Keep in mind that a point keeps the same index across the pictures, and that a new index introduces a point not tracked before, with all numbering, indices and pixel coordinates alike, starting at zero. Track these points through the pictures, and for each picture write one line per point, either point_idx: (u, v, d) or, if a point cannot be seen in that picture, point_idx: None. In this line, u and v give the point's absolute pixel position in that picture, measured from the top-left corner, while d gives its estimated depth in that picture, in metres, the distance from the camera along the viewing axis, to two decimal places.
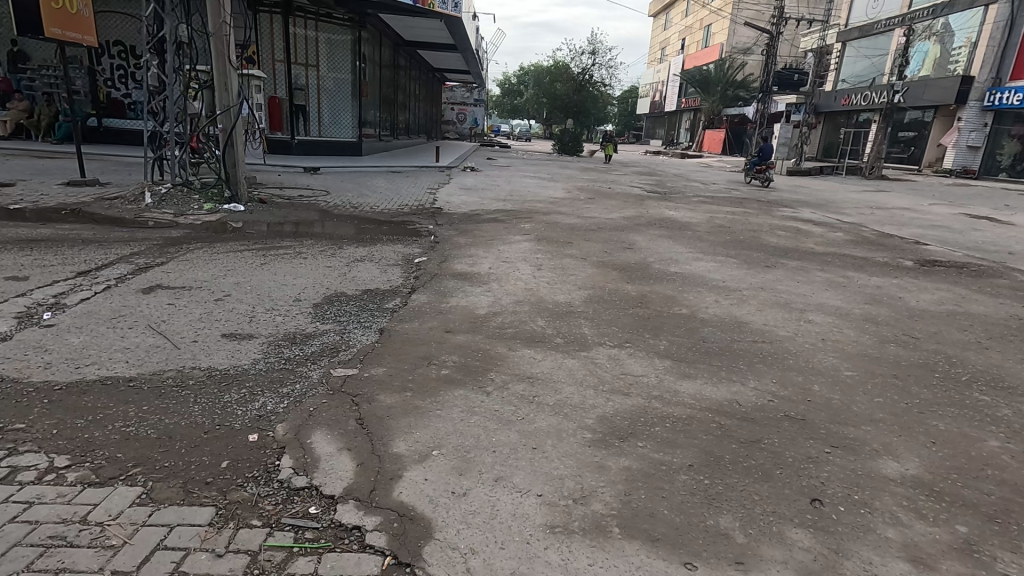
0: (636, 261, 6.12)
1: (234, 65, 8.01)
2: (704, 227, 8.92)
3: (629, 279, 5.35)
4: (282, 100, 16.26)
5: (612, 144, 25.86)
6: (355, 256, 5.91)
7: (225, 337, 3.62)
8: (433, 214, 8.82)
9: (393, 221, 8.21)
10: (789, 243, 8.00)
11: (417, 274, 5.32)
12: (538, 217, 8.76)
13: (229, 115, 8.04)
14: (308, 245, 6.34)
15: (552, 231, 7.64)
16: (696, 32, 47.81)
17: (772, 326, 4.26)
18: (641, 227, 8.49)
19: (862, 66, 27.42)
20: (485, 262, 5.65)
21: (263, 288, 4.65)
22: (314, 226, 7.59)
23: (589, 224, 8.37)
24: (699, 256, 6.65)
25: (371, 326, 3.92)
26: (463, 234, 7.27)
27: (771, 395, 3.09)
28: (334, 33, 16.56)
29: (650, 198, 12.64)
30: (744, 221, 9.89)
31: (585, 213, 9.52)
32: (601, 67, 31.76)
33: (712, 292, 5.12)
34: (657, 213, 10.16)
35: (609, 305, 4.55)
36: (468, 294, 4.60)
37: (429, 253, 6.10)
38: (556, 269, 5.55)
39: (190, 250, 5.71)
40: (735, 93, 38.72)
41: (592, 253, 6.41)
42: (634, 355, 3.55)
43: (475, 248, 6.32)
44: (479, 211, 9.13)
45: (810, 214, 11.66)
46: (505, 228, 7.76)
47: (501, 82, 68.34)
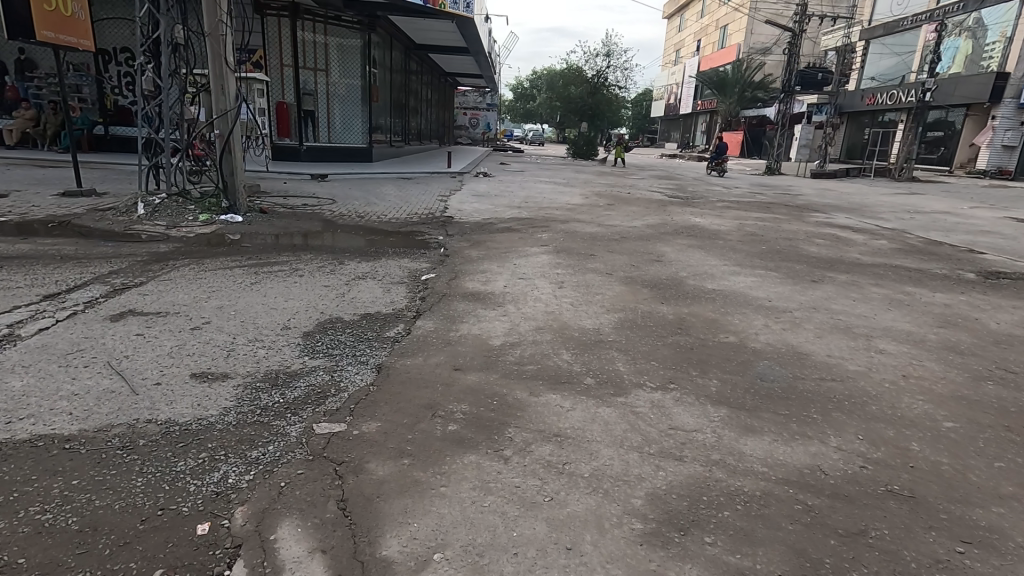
0: (667, 277, 5.50)
1: (232, 67, 7.55)
2: (736, 235, 8.27)
3: (662, 299, 4.74)
4: (291, 105, 15.88)
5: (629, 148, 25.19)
6: (356, 272, 5.37)
7: (195, 379, 3.07)
8: (443, 224, 8.28)
9: (401, 232, 7.69)
10: (832, 252, 7.33)
11: (423, 293, 4.75)
12: (555, 226, 8.19)
13: (226, 120, 7.58)
14: (306, 259, 5.80)
15: (572, 242, 7.07)
16: (712, 33, 47.06)
17: (839, 358, 3.61)
18: (667, 236, 7.87)
19: (888, 64, 26.50)
20: (500, 279, 5.07)
21: (250, 312, 4.11)
22: (316, 237, 7.08)
23: (611, 234, 7.77)
24: (736, 269, 6.01)
25: (368, 361, 3.35)
26: (475, 246, 6.72)
27: (862, 459, 2.45)
28: (344, 37, 16.19)
29: (672, 203, 12.00)
30: (776, 228, 9.22)
31: (606, 221, 8.93)
32: (616, 70, 31.15)
33: (759, 314, 4.48)
34: (683, 220, 9.52)
35: (643, 331, 3.94)
36: (480, 320, 4.01)
37: (437, 268, 5.54)
38: (579, 287, 4.95)
39: (176, 266, 5.22)
40: (754, 94, 37.85)
41: (618, 267, 5.81)
42: (681, 401, 2.93)
43: (488, 262, 5.75)
44: (492, 220, 8.58)
45: (845, 219, 10.96)
46: (521, 238, 7.19)
47: (513, 87, 68.04)
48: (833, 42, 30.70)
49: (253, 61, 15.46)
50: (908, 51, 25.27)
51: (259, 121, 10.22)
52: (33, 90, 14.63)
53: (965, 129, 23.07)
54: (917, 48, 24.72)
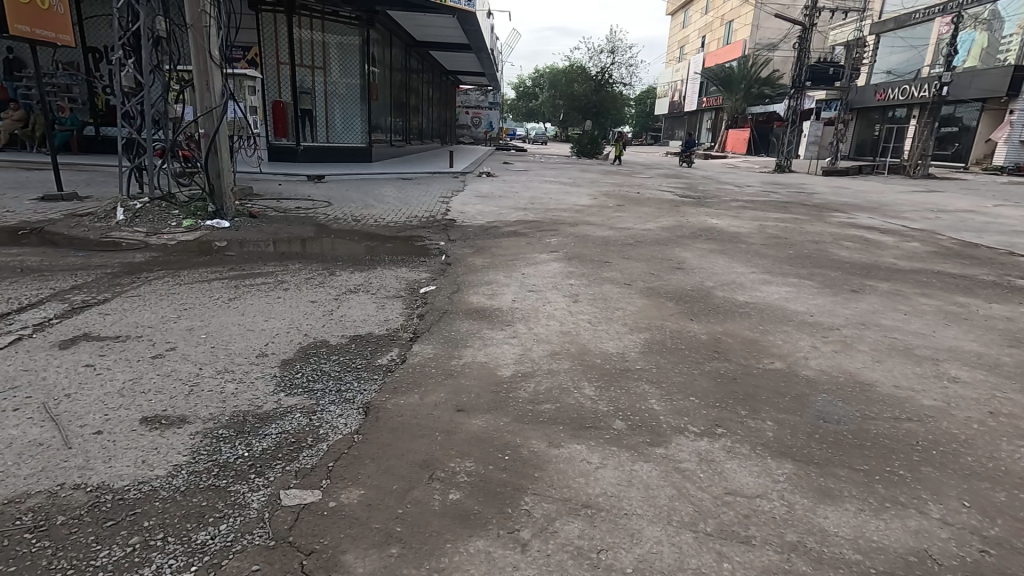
0: (692, 287, 4.96)
1: (218, 61, 7.04)
2: (758, 238, 7.73)
3: (691, 315, 4.20)
4: (287, 104, 15.39)
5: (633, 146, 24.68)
6: (349, 284, 4.86)
7: (145, 425, 2.55)
8: (445, 227, 7.76)
9: (400, 236, 7.17)
10: (864, 256, 6.79)
11: (422, 309, 4.22)
12: (565, 229, 7.67)
13: (212, 119, 7.05)
14: (295, 270, 5.28)
15: (584, 247, 6.53)
16: (717, 29, 46.41)
17: (908, 390, 3.07)
18: (685, 239, 7.32)
19: (900, 58, 25.87)
20: (508, 292, 4.55)
21: (223, 336, 3.59)
22: (308, 244, 6.57)
23: (625, 238, 7.23)
24: (767, 277, 5.47)
25: (354, 400, 2.83)
26: (481, 253, 6.20)
27: (978, 539, 1.92)
28: (342, 34, 15.67)
29: (685, 203, 11.43)
30: (799, 230, 8.66)
31: (618, 223, 8.40)
32: (621, 67, 30.59)
33: (803, 332, 3.94)
34: (699, 222, 8.96)
35: (675, 357, 3.41)
36: (487, 343, 3.49)
37: (438, 279, 5.02)
38: (597, 301, 4.43)
39: (149, 280, 4.70)
40: (760, 90, 37.20)
41: (638, 277, 5.27)
42: (734, 452, 2.40)
43: (494, 272, 5.24)
44: (496, 223, 8.07)
45: (868, 219, 10.39)
46: (529, 244, 6.66)
47: (515, 86, 67.53)
48: (843, 36, 30.05)
49: (247, 58, 14.89)
50: (921, 45, 24.63)
51: (250, 121, 9.69)
52: (22, 90, 14.17)
53: (980, 124, 22.46)
54: (930, 41, 24.11)
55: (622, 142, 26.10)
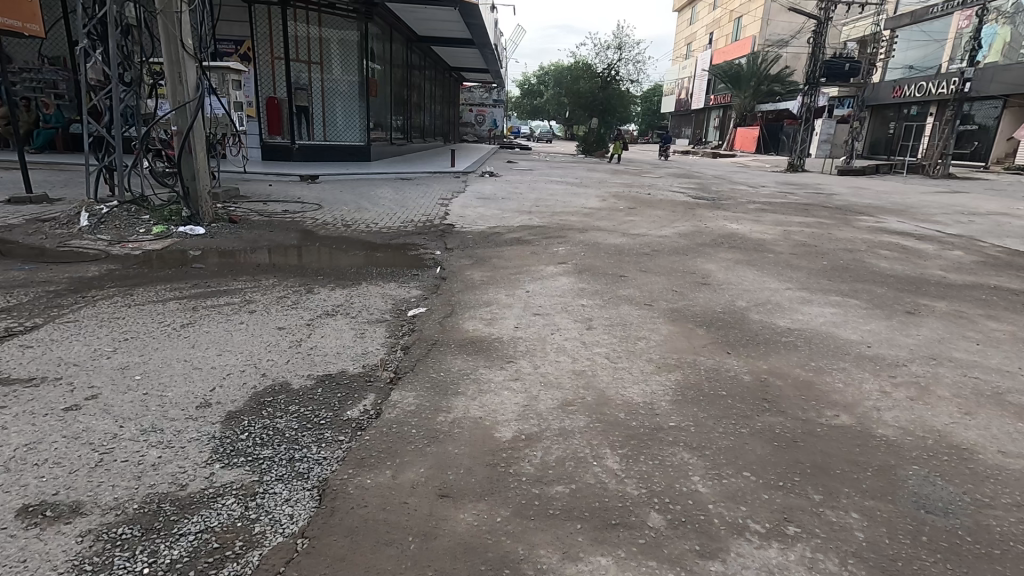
0: (723, 309, 4.30)
1: (191, 50, 6.37)
2: (785, 246, 7.05)
3: (726, 347, 3.53)
4: (282, 101, 14.77)
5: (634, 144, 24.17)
6: (329, 305, 4.22)
7: (21, 521, 1.90)
8: (443, 233, 7.12)
9: (392, 244, 6.53)
10: (906, 268, 6.10)
11: (408, 339, 3.56)
12: (573, 236, 7.02)
13: (185, 114, 6.37)
14: (268, 286, 4.63)
15: (596, 257, 5.87)
16: (725, 25, 45.51)
17: (1020, 459, 2.39)
18: (706, 248, 6.66)
19: (919, 53, 24.99)
20: (510, 317, 3.90)
21: (161, 378, 2.94)
22: (290, 254, 5.93)
23: (640, 246, 6.57)
24: (805, 295, 4.81)
25: (308, 477, 2.18)
26: (481, 264, 5.54)
27: None
28: (339, 27, 14.98)
29: (699, 205, 10.76)
30: (828, 236, 7.97)
31: (629, 228, 7.75)
32: (628, 63, 29.84)
33: (864, 370, 3.27)
34: (718, 227, 8.28)
35: (717, 409, 2.73)
36: (482, 390, 2.83)
37: (430, 299, 4.37)
38: (616, 328, 3.76)
39: (95, 300, 4.06)
40: (770, 88, 36.44)
41: (659, 296, 4.60)
42: (821, 573, 1.73)
43: (494, 290, 4.58)
44: (498, 228, 7.42)
45: (898, 223, 9.69)
46: (534, 254, 6.01)
47: (520, 84, 66.79)
48: (860, 28, 28.99)
49: (241, 52, 14.38)
50: (941, 39, 23.71)
51: (236, 118, 9.03)
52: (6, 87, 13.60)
53: (1002, 122, 21.69)
54: (948, 36, 23.40)
55: (625, 141, 25.54)
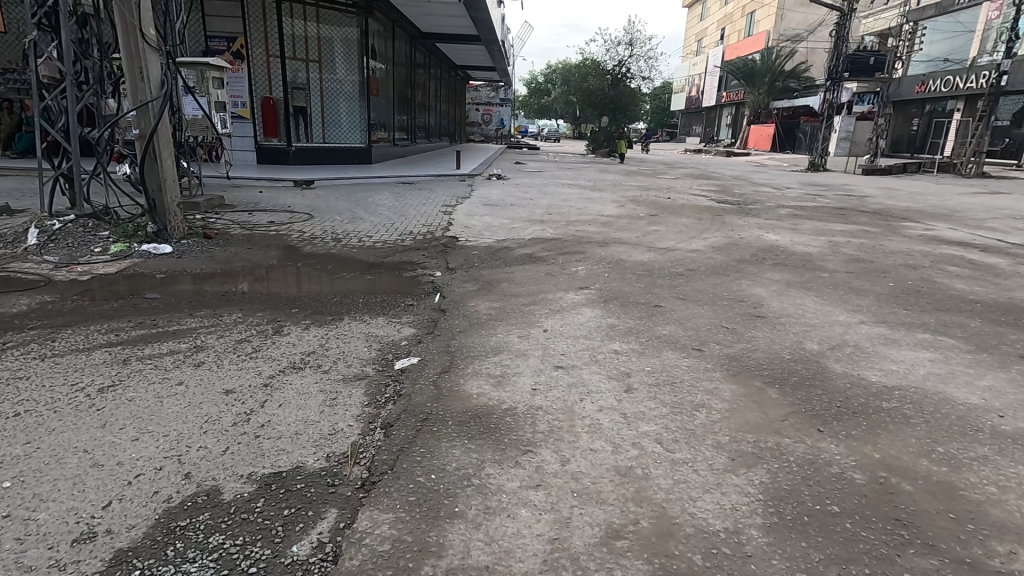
0: (793, 357, 3.42)
1: (155, 43, 5.54)
2: (838, 262, 6.15)
3: (815, 422, 2.64)
4: (278, 101, 13.95)
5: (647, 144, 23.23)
6: (300, 352, 3.39)
7: None
8: (445, 249, 6.27)
9: (386, 262, 5.69)
10: (988, 290, 5.19)
11: (392, 411, 2.69)
12: (593, 253, 6.14)
13: (148, 115, 5.53)
14: (228, 325, 3.80)
15: (623, 280, 5.02)
16: (737, 21, 44.34)
17: None
18: (748, 266, 5.75)
19: (946, 45, 23.90)
20: (526, 374, 3.04)
21: (40, 484, 2.10)
22: (266, 277, 5.10)
23: (672, 265, 5.68)
24: (886, 333, 3.92)
25: None
26: (488, 290, 4.68)
27: None
28: (337, 22, 14.16)
29: (726, 211, 9.85)
30: (880, 247, 7.06)
31: (655, 241, 6.86)
32: (639, 59, 28.86)
33: (1016, 461, 2.37)
34: (754, 238, 7.38)
35: (837, 545, 1.85)
36: (490, 512, 1.96)
37: (425, 344, 3.51)
38: (663, 392, 2.88)
39: (3, 349, 3.23)
40: (786, 84, 35.33)
41: (708, 337, 3.71)
42: None
43: (505, 329, 3.73)
44: (508, 242, 6.57)
45: (951, 230, 8.74)
46: (550, 275, 5.15)
47: (527, 82, 65.90)
48: (875, 27, 27.99)
49: (233, 49, 13.50)
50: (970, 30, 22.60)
51: (218, 121, 8.17)
52: None
53: None
54: (976, 27, 22.38)
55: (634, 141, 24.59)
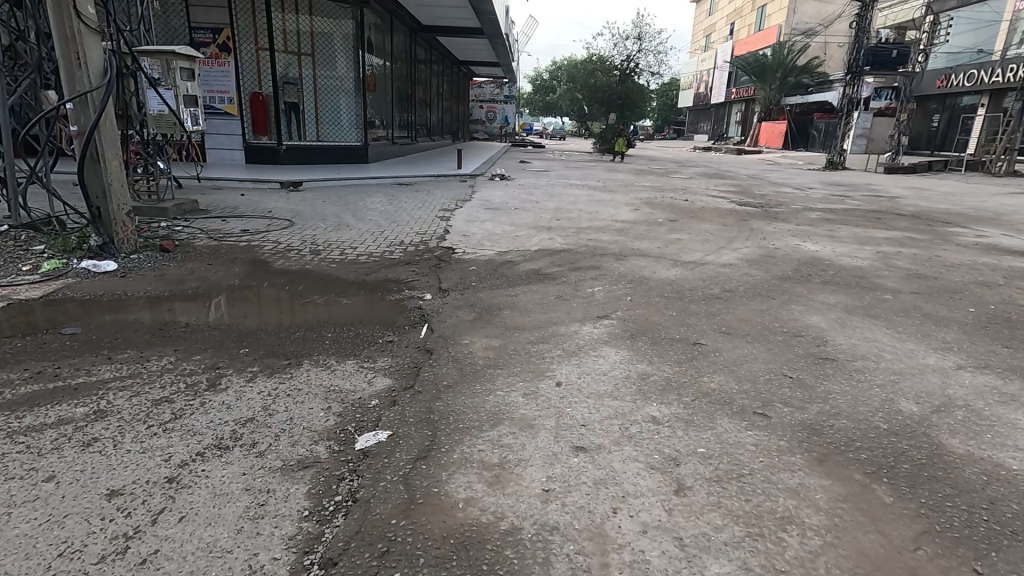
0: (893, 427, 2.55)
1: (95, 23, 4.73)
2: (896, 278, 5.28)
3: (965, 555, 1.78)
4: (268, 98, 13.12)
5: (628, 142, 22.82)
6: (234, 421, 2.53)
7: None
8: (438, 264, 5.42)
9: (370, 281, 4.85)
10: None
11: (339, 535, 1.83)
12: (610, 269, 5.27)
13: (87, 109, 4.71)
14: (150, 376, 2.94)
15: (649, 306, 4.17)
16: (747, 15, 43.21)
17: None
18: (793, 285, 4.88)
19: (971, 37, 22.84)
20: (535, 463, 2.19)
21: None
22: (223, 302, 4.27)
23: (704, 284, 4.82)
24: (998, 383, 3.05)
25: None
26: (487, 320, 3.85)
27: None
28: (332, 15, 13.33)
29: (752, 215, 8.97)
30: (937, 259, 6.17)
31: (680, 253, 6.00)
32: (647, 54, 27.90)
33: None
34: (791, 248, 6.50)
35: None
36: None
37: (400, 409, 2.65)
38: (730, 496, 2.02)
39: None
40: (798, 79, 34.27)
41: (771, 393, 2.85)
42: None
43: (509, 382, 2.88)
44: (511, 255, 5.73)
45: (1007, 237, 7.85)
46: (562, 299, 4.31)
47: (532, 79, 64.82)
48: (904, 17, 26.33)
49: (219, 42, 12.63)
50: (996, 20, 21.56)
51: (190, 117, 7.33)
52: None
53: None
54: (1002, 18, 21.35)
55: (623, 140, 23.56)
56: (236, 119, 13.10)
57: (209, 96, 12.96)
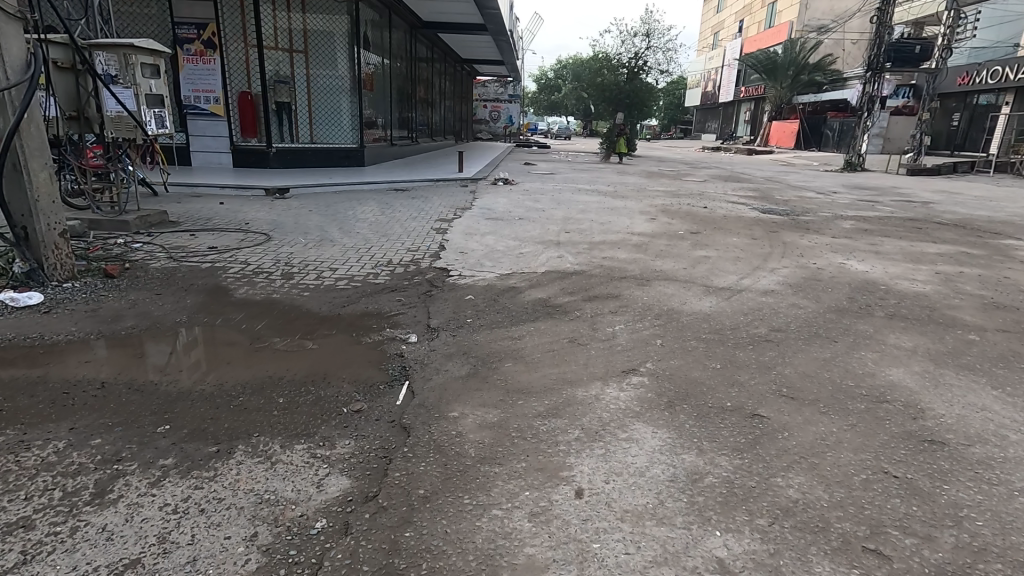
0: None
1: (14, 8, 3.94)
2: (973, 309, 4.45)
3: None
4: (257, 96, 12.36)
5: (630, 143, 21.99)
6: (106, 571, 1.74)
7: None
8: (429, 291, 4.63)
9: (346, 317, 4.05)
10: None
11: None
12: (631, 298, 4.44)
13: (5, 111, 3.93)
14: (16, 480, 2.14)
15: (686, 356, 3.35)
16: (757, 12, 42.18)
17: None
18: (855, 321, 4.05)
19: (996, 33, 21.96)
20: None
21: None
22: (162, 348, 3.49)
23: (748, 320, 3.99)
24: None
25: None
26: (482, 377, 3.04)
27: None
28: (325, 10, 12.65)
29: (781, 226, 8.13)
30: (1009, 282, 5.33)
31: (711, 276, 5.18)
32: (656, 51, 27.00)
33: None
34: (836, 268, 5.66)
35: None
36: None
37: (355, 547, 1.84)
38: None
39: None
40: (811, 77, 33.31)
41: (877, 510, 2.03)
42: None
43: (509, 489, 2.09)
44: (515, 279, 4.92)
45: None
46: (576, 344, 3.49)
47: (537, 78, 63.94)
48: (925, 11, 25.27)
49: (203, 38, 11.78)
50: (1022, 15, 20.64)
51: (157, 120, 6.55)
52: None
53: None
54: None
55: (622, 137, 23.00)
56: (223, 120, 12.31)
57: (194, 96, 12.13)
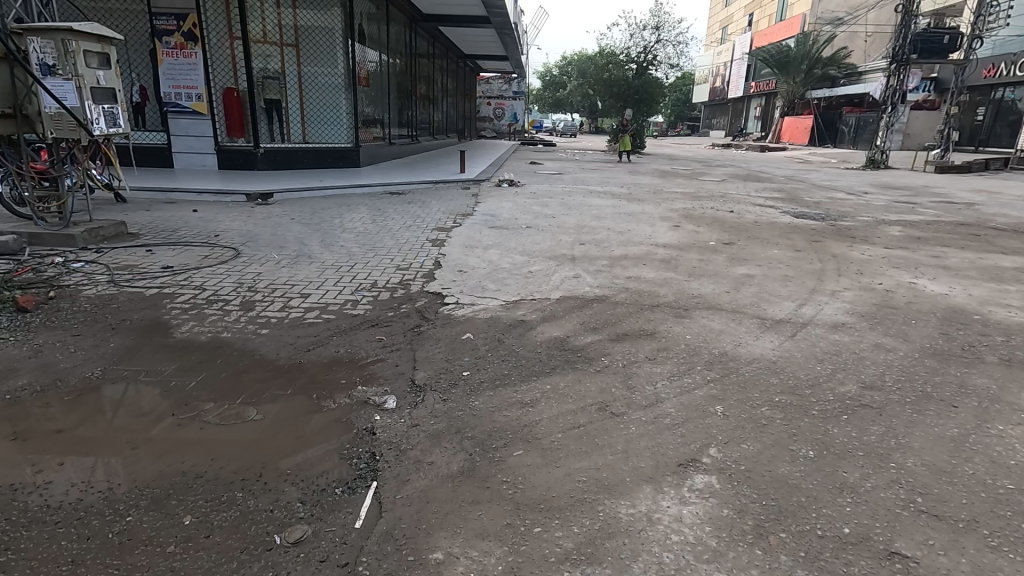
0: None
1: None
2: None
3: None
4: (243, 94, 11.42)
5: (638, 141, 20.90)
6: None
7: None
8: (418, 327, 3.73)
9: (309, 367, 3.16)
10: None
11: None
12: (671, 338, 3.51)
13: None
14: None
15: (762, 437, 2.42)
16: (767, 5, 40.86)
17: None
18: (969, 374, 3.11)
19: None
20: None
21: None
22: (94, 394, 2.83)
23: (827, 372, 3.07)
24: None
25: None
26: (480, 479, 2.14)
27: None
28: (320, 5, 11.82)
29: (823, 233, 7.19)
30: None
31: (762, 303, 4.24)
32: (666, 45, 25.93)
33: None
34: (907, 290, 4.72)
35: None
36: None
37: None
38: None
39: None
40: (825, 71, 32.15)
41: None
42: None
43: None
44: (523, 309, 4.01)
45: None
46: (611, 415, 2.58)
47: (542, 75, 62.81)
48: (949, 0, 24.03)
49: (183, 30, 10.69)
50: None
51: (107, 119, 5.61)
52: None
53: None
54: None
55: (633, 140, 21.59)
56: (206, 119, 11.27)
57: (174, 92, 11.04)
